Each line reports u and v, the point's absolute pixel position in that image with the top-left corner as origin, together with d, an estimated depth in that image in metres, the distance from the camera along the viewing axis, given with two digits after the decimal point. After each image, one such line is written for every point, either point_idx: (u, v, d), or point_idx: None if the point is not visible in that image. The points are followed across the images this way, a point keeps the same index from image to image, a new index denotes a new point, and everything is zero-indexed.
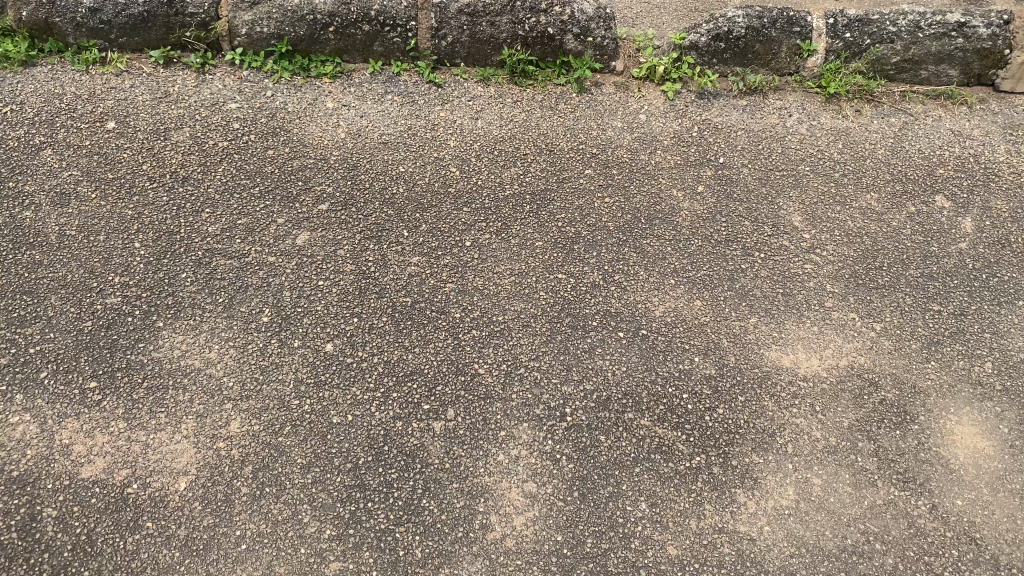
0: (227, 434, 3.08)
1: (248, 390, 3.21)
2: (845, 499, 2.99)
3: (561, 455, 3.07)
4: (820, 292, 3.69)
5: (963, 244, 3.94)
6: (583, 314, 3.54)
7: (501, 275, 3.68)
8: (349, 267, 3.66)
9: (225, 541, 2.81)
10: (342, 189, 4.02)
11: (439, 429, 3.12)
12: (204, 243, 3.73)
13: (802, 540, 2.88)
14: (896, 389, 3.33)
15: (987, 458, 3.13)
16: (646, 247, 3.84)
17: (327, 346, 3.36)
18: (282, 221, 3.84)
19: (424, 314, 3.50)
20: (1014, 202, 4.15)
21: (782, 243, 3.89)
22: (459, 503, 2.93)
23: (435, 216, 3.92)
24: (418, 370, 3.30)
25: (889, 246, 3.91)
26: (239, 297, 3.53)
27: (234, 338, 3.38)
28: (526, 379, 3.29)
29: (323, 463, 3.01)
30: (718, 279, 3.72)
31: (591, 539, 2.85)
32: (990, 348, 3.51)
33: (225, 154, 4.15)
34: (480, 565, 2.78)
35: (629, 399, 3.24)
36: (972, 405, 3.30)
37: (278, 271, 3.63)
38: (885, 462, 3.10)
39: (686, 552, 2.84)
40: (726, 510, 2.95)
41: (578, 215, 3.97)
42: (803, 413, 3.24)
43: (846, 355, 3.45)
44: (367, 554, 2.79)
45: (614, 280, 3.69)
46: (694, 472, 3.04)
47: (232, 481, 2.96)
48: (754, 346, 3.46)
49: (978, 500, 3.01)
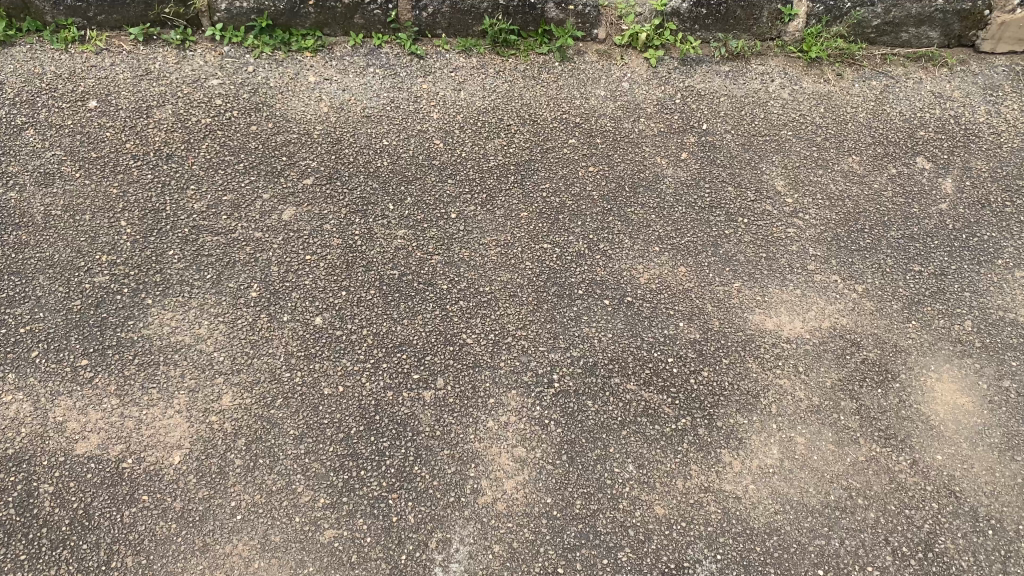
0: (219, 408, 3.12)
1: (239, 363, 3.25)
2: (828, 456, 3.06)
3: (549, 420, 3.12)
4: (803, 256, 3.73)
5: (943, 205, 3.98)
6: (569, 283, 3.58)
7: (487, 246, 3.71)
8: (336, 241, 3.68)
9: (221, 512, 2.85)
10: (326, 163, 4.02)
11: (429, 397, 3.16)
12: (190, 220, 3.74)
13: (786, 497, 2.95)
14: (878, 348, 3.39)
15: (966, 413, 3.20)
16: (631, 215, 3.87)
17: (316, 319, 3.39)
18: (267, 197, 3.85)
19: (411, 286, 3.53)
20: (994, 162, 4.20)
21: (764, 208, 3.93)
22: (451, 469, 2.98)
23: (421, 189, 3.93)
24: (407, 341, 3.33)
25: (871, 208, 3.95)
26: (228, 273, 3.55)
27: (223, 313, 3.40)
28: (514, 347, 3.33)
29: (315, 433, 3.05)
30: (702, 245, 3.76)
31: (579, 501, 2.91)
32: (970, 306, 3.57)
33: (208, 130, 4.14)
34: (472, 529, 2.84)
35: (615, 363, 3.30)
36: (952, 361, 3.37)
37: (265, 247, 3.64)
38: (867, 420, 3.16)
39: (674, 511, 2.90)
40: (712, 470, 3.01)
41: (562, 185, 4.00)
42: (787, 374, 3.30)
43: (829, 316, 3.50)
44: (361, 521, 2.84)
45: (599, 248, 3.72)
46: (680, 433, 3.10)
47: (225, 453, 3.00)
48: (738, 310, 3.51)
49: (958, 455, 3.08)
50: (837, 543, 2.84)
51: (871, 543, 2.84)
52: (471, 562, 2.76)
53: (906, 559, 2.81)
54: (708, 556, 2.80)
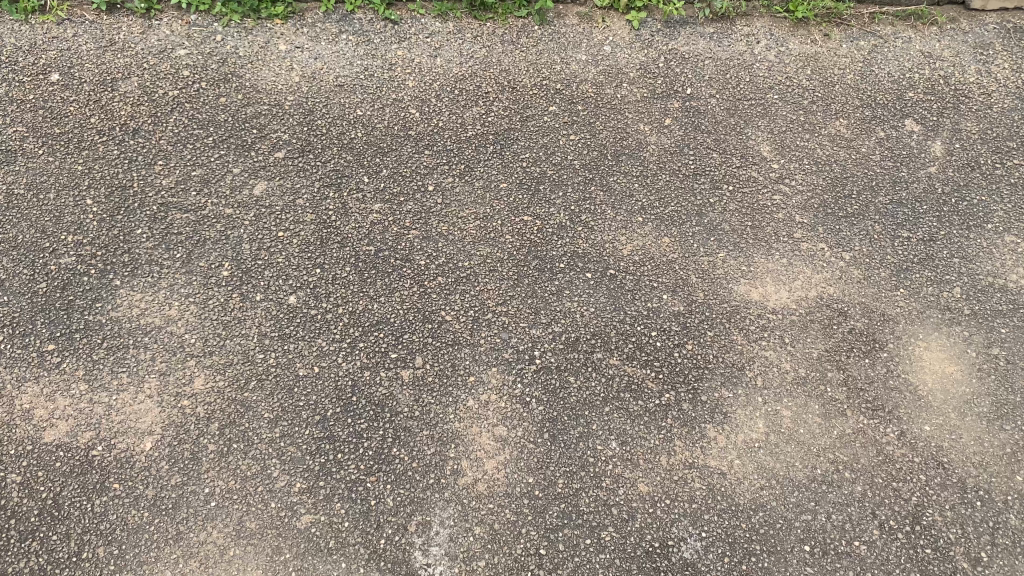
0: (191, 391, 3.04)
1: (211, 345, 3.16)
2: (814, 430, 3.01)
3: (531, 398, 3.05)
4: (789, 223, 3.65)
5: (932, 168, 3.90)
6: (551, 256, 3.49)
7: (466, 219, 3.61)
8: (309, 217, 3.57)
9: (194, 499, 2.78)
10: (299, 135, 3.90)
11: (407, 377, 3.08)
12: (158, 196, 3.63)
13: (772, 471, 2.90)
14: (865, 318, 3.33)
15: (955, 382, 3.15)
16: (613, 184, 3.78)
17: (290, 298, 3.30)
18: (237, 171, 3.74)
19: (388, 262, 3.43)
20: (984, 123, 4.11)
21: (750, 174, 3.84)
22: (430, 450, 2.91)
23: (396, 160, 3.82)
24: (384, 319, 3.24)
25: (858, 173, 3.86)
26: (198, 252, 3.44)
27: (194, 294, 3.31)
28: (494, 323, 3.25)
29: (291, 416, 2.97)
30: (686, 214, 3.66)
31: (562, 480, 2.86)
32: (959, 273, 3.50)
33: (175, 103, 4.01)
34: (452, 511, 2.77)
35: (598, 338, 3.22)
36: (940, 329, 3.30)
37: (236, 223, 3.54)
38: (854, 391, 3.10)
39: (657, 488, 2.84)
40: (696, 445, 2.95)
41: (543, 154, 3.89)
42: (772, 345, 3.23)
43: (816, 285, 3.43)
44: (339, 506, 2.77)
45: (581, 220, 3.63)
46: (664, 408, 3.04)
47: (198, 438, 2.92)
48: (723, 281, 3.43)
49: (946, 425, 3.03)
50: (824, 518, 2.79)
51: (858, 517, 2.79)
52: (451, 545, 2.70)
53: (893, 532, 2.76)
54: (693, 534, 2.75)
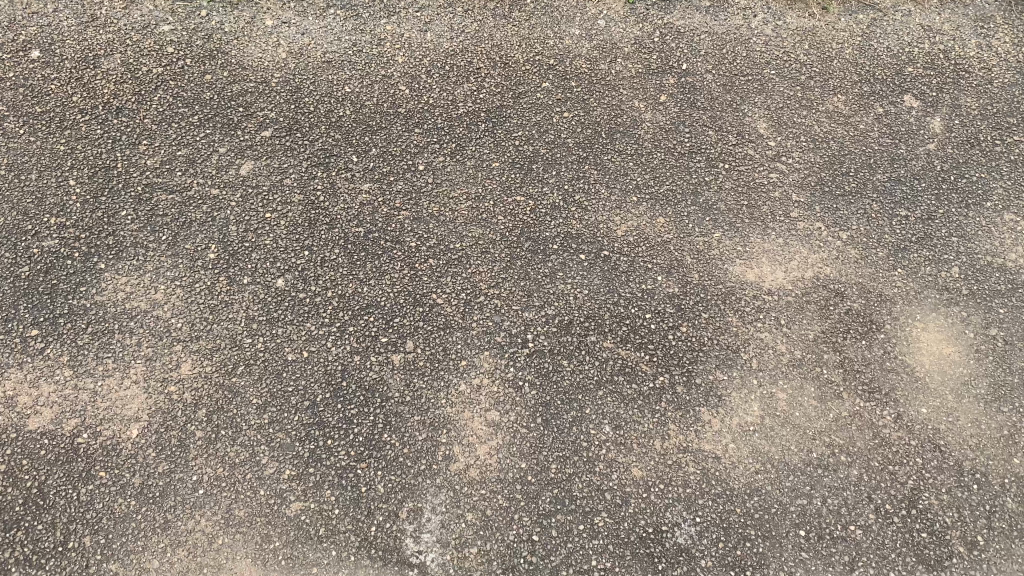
0: (178, 377, 2.99)
1: (198, 330, 3.11)
2: (810, 413, 2.97)
3: (523, 382, 3.00)
4: (786, 202, 3.59)
5: (931, 145, 3.83)
6: (543, 237, 3.43)
7: (457, 199, 3.54)
8: (297, 197, 3.50)
9: (182, 487, 2.74)
10: (286, 113, 3.81)
11: (397, 361, 3.04)
12: (143, 177, 3.55)
13: (768, 455, 2.87)
14: (862, 299, 3.28)
15: (952, 364, 3.11)
16: (607, 163, 3.71)
17: (278, 281, 3.24)
18: (223, 151, 3.66)
19: (377, 244, 3.37)
20: (984, 99, 4.04)
21: (746, 152, 3.77)
22: (421, 435, 2.87)
23: (386, 139, 3.74)
24: (374, 302, 3.19)
25: (856, 150, 3.80)
26: (184, 234, 3.38)
27: (180, 277, 3.25)
28: (486, 307, 3.20)
29: (279, 402, 2.93)
30: (681, 193, 3.60)
31: (555, 465, 2.82)
32: (958, 252, 3.45)
33: (159, 80, 3.92)
34: (444, 497, 2.74)
35: (592, 321, 3.17)
36: (938, 310, 3.26)
37: (223, 205, 3.47)
38: (850, 374, 3.07)
39: (651, 473, 2.81)
40: (691, 429, 2.91)
41: (536, 132, 3.81)
42: (768, 327, 3.18)
43: (813, 266, 3.38)
44: (329, 492, 2.73)
45: (575, 199, 3.57)
46: (658, 392, 3.00)
47: (185, 425, 2.88)
48: (718, 261, 3.38)
49: (943, 408, 2.99)
50: (819, 502, 2.76)
51: (853, 501, 2.77)
52: (443, 531, 2.67)
53: (889, 516, 2.74)
54: (687, 519, 2.72)
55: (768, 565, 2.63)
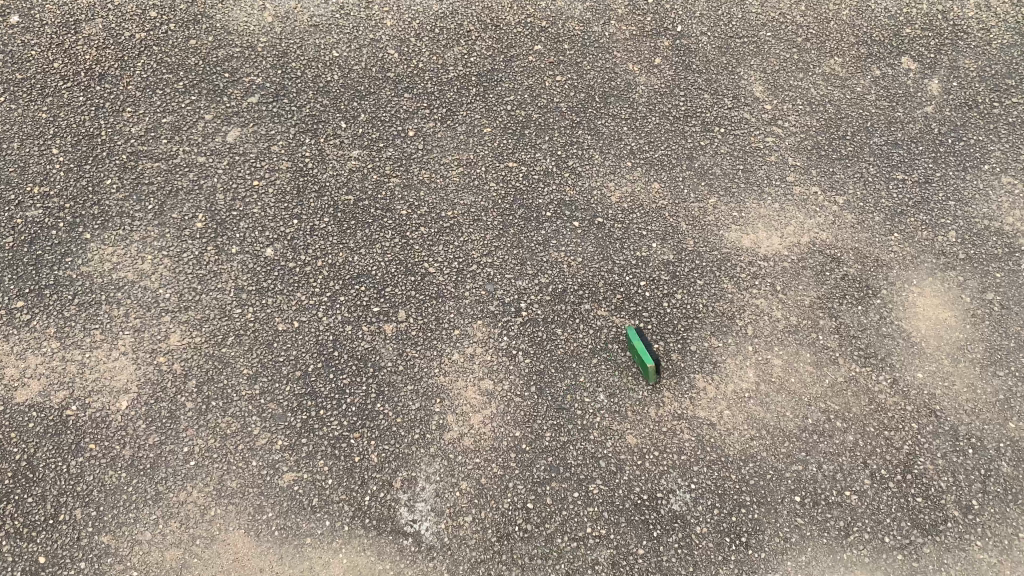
0: (167, 348, 2.95)
1: (187, 300, 3.06)
2: (806, 378, 2.95)
3: (517, 350, 2.98)
4: (782, 167, 3.54)
5: (929, 108, 3.78)
6: (537, 204, 3.38)
7: (449, 166, 3.48)
8: (285, 165, 3.44)
9: (173, 458, 2.72)
10: (273, 78, 3.73)
11: (390, 331, 3.00)
12: (128, 145, 3.48)
13: (763, 422, 2.85)
14: (858, 264, 3.25)
15: (949, 329, 3.09)
16: (601, 128, 3.65)
17: (267, 250, 3.19)
18: (209, 118, 3.59)
19: (368, 212, 3.31)
20: (982, 60, 3.98)
21: (741, 115, 3.71)
22: (414, 405, 2.84)
23: (375, 104, 3.67)
24: (365, 271, 3.14)
25: (853, 113, 3.74)
26: (171, 203, 3.32)
27: (167, 247, 3.20)
28: (479, 275, 3.16)
29: (270, 372, 2.89)
30: (676, 158, 3.55)
31: (549, 433, 2.80)
32: (954, 216, 3.42)
33: (143, 45, 3.83)
34: (438, 466, 2.71)
35: (586, 289, 3.14)
36: (934, 275, 3.23)
37: (210, 173, 3.41)
38: (846, 339, 3.05)
39: (646, 440, 2.79)
40: (685, 397, 2.90)
41: (528, 96, 3.75)
42: (763, 293, 3.15)
43: (809, 231, 3.34)
44: (322, 463, 2.71)
45: (568, 165, 3.51)
46: (652, 359, 2.98)
47: (176, 396, 2.84)
48: (713, 227, 3.34)
49: (939, 373, 2.98)
50: (815, 468, 2.75)
51: (849, 467, 2.76)
52: (437, 500, 2.65)
53: (884, 481, 2.73)
54: (682, 486, 2.70)
55: (763, 531, 2.63)
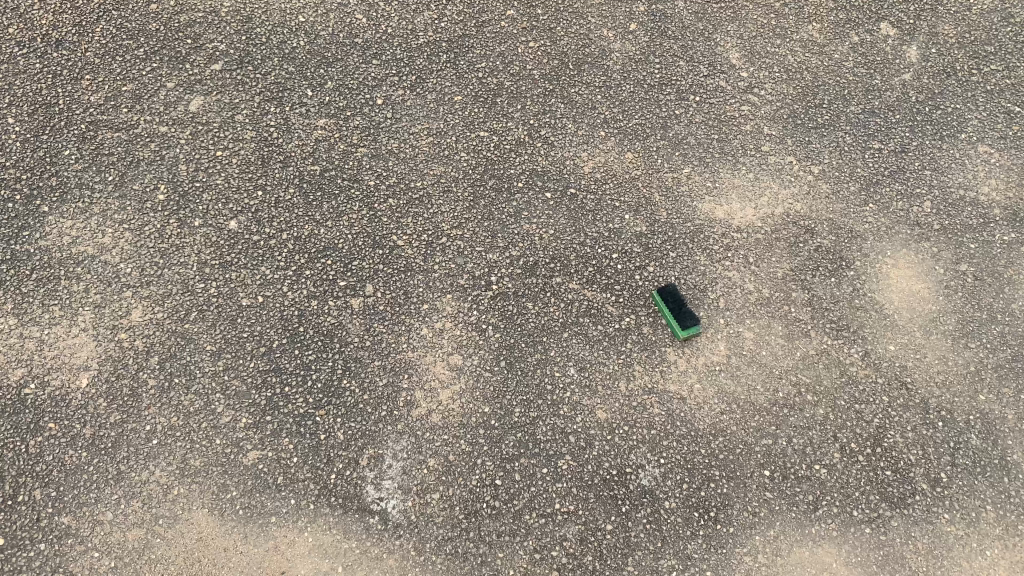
0: (128, 324, 2.88)
1: (148, 275, 2.99)
2: (777, 352, 2.93)
3: (486, 325, 2.93)
4: (757, 136, 3.49)
5: (907, 75, 3.72)
6: (508, 175, 3.31)
7: (418, 135, 3.40)
8: (250, 135, 3.35)
9: (135, 437, 2.67)
10: (237, 45, 3.62)
11: (357, 305, 2.95)
12: (86, 114, 3.38)
13: (734, 396, 2.83)
14: (832, 235, 3.21)
15: (922, 301, 3.07)
16: (574, 96, 3.57)
17: (231, 223, 3.11)
18: (171, 86, 3.48)
19: (334, 183, 3.24)
20: (962, 27, 3.91)
21: (717, 83, 3.64)
22: (382, 381, 2.79)
23: (342, 72, 3.57)
24: (332, 244, 3.08)
25: (830, 81, 3.68)
26: (132, 174, 3.23)
27: (128, 220, 3.12)
28: (449, 248, 3.10)
29: (234, 348, 2.84)
30: (650, 128, 3.49)
31: (519, 408, 2.76)
32: (930, 186, 3.38)
33: (101, 10, 3.70)
34: (406, 443, 2.68)
35: (557, 262, 3.09)
36: (908, 246, 3.20)
37: (172, 143, 3.32)
38: (819, 312, 3.02)
39: (616, 415, 2.77)
40: (656, 370, 2.87)
41: (500, 63, 3.66)
42: (736, 266, 3.12)
43: (783, 202, 3.30)
44: (287, 441, 2.67)
45: (540, 135, 3.44)
46: (623, 333, 2.94)
47: (137, 373, 2.79)
48: (687, 198, 3.29)
49: (911, 345, 2.96)
50: (784, 442, 2.74)
51: (819, 440, 2.75)
52: (404, 478, 2.62)
53: (854, 455, 2.73)
54: (652, 461, 2.69)
55: (731, 505, 2.62)
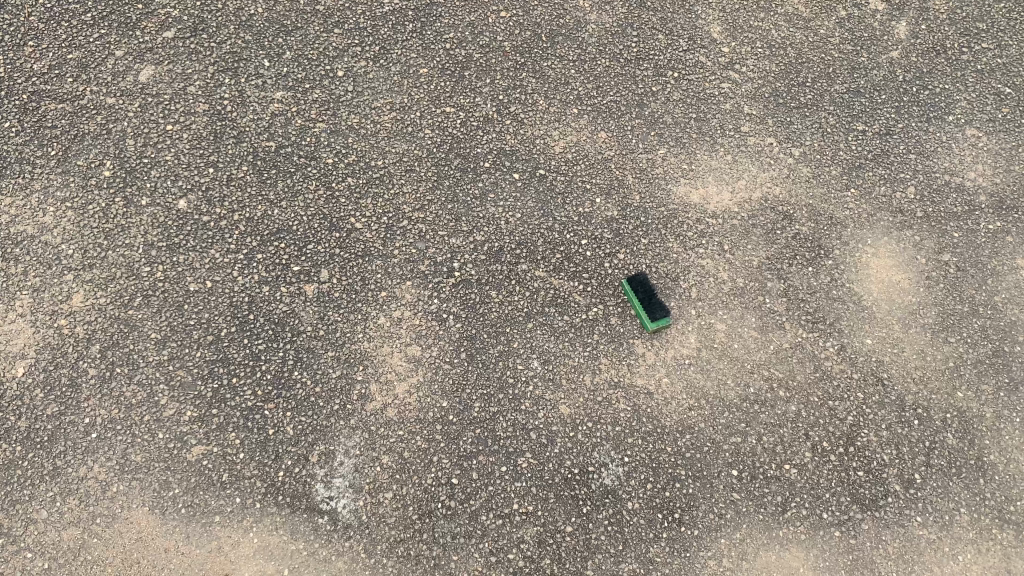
0: (68, 309, 2.73)
1: (91, 257, 2.84)
2: (749, 345, 2.81)
3: (447, 314, 2.80)
4: (736, 116, 3.34)
5: (895, 53, 3.57)
6: (474, 154, 3.16)
7: (381, 110, 3.24)
8: (202, 108, 3.18)
9: (73, 430, 2.54)
10: (191, 11, 3.43)
11: (311, 292, 2.80)
12: (29, 84, 3.20)
13: (703, 391, 2.72)
14: (811, 222, 3.08)
15: (902, 292, 2.95)
16: (546, 70, 3.40)
17: (180, 203, 2.96)
18: (119, 54, 3.29)
19: (291, 161, 3.08)
20: (953, 2, 3.75)
21: (696, 59, 3.48)
22: (335, 373, 2.66)
23: (302, 41, 3.39)
24: (286, 226, 2.93)
25: (814, 58, 3.52)
26: (76, 149, 3.06)
27: (71, 198, 2.95)
28: (410, 231, 2.95)
29: (180, 337, 2.70)
30: (625, 105, 3.33)
31: (479, 403, 2.64)
32: (914, 171, 3.24)
33: None
34: (358, 440, 2.56)
35: (523, 247, 2.95)
36: (890, 235, 3.08)
37: (119, 115, 3.14)
38: (794, 303, 2.90)
39: (580, 410, 2.65)
40: (623, 363, 2.75)
41: (469, 34, 3.48)
42: (710, 253, 2.98)
43: (761, 186, 3.16)
44: (233, 436, 2.54)
45: (509, 111, 3.28)
46: (590, 324, 2.81)
47: (77, 362, 2.64)
48: (661, 181, 3.14)
49: (889, 339, 2.85)
50: (754, 440, 2.63)
51: (790, 439, 2.64)
52: (356, 476, 2.50)
53: (826, 454, 2.62)
54: (616, 460, 2.58)
55: (697, 507, 2.52)
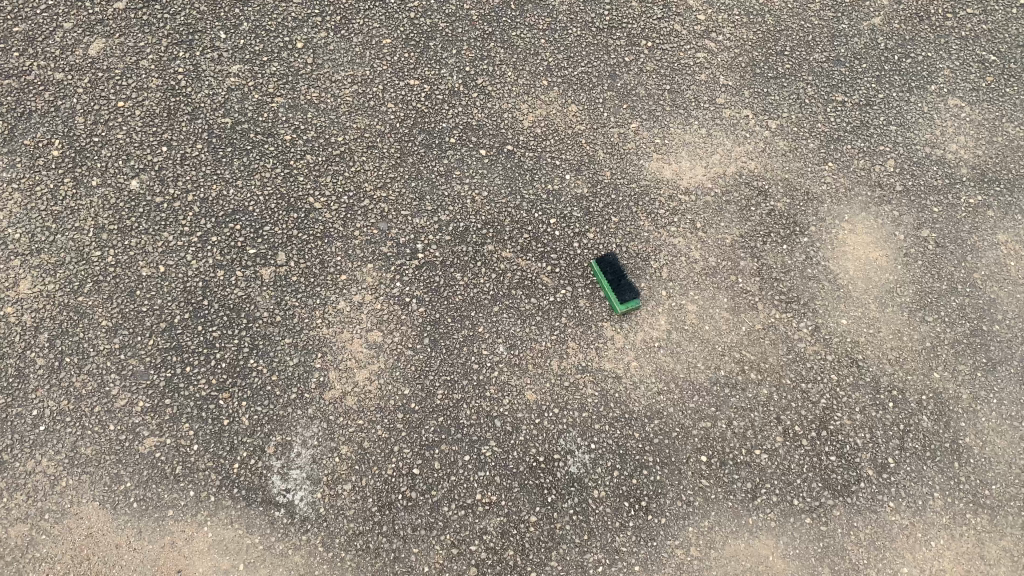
0: (15, 297, 2.63)
1: (38, 241, 2.73)
2: (721, 326, 2.73)
3: (410, 298, 2.71)
4: (712, 87, 3.22)
5: (876, 20, 3.45)
6: (439, 130, 3.04)
7: (342, 84, 3.11)
8: (155, 83, 3.05)
9: (20, 423, 2.45)
10: None
11: (268, 276, 2.71)
12: None
13: (673, 375, 2.64)
14: (786, 198, 2.99)
15: (878, 270, 2.87)
16: (515, 40, 3.27)
17: (131, 183, 2.84)
18: (68, 26, 3.15)
19: (248, 138, 2.96)
20: None
21: (671, 27, 3.35)
22: (292, 360, 2.58)
23: (260, 11, 3.25)
24: (242, 207, 2.82)
25: (793, 25, 3.40)
26: (23, 128, 2.94)
27: (18, 180, 2.84)
28: (371, 212, 2.85)
29: (132, 324, 2.61)
30: (596, 77, 3.21)
31: (442, 390, 2.56)
32: (894, 143, 3.14)
33: None
34: (316, 430, 2.48)
35: (489, 227, 2.85)
36: (868, 210, 2.99)
37: (68, 92, 3.01)
38: (768, 283, 2.82)
39: (546, 397, 2.57)
40: (591, 347, 2.67)
41: (435, 2, 3.34)
42: (683, 232, 2.89)
43: (736, 160, 3.06)
44: (187, 427, 2.46)
45: (476, 84, 3.16)
46: (558, 307, 2.73)
47: (24, 352, 2.55)
48: (633, 156, 3.04)
49: (864, 319, 2.77)
50: (724, 425, 2.57)
51: (761, 423, 2.58)
52: (314, 468, 2.43)
53: (797, 439, 2.56)
54: (582, 447, 2.51)
55: (664, 494, 2.46)
